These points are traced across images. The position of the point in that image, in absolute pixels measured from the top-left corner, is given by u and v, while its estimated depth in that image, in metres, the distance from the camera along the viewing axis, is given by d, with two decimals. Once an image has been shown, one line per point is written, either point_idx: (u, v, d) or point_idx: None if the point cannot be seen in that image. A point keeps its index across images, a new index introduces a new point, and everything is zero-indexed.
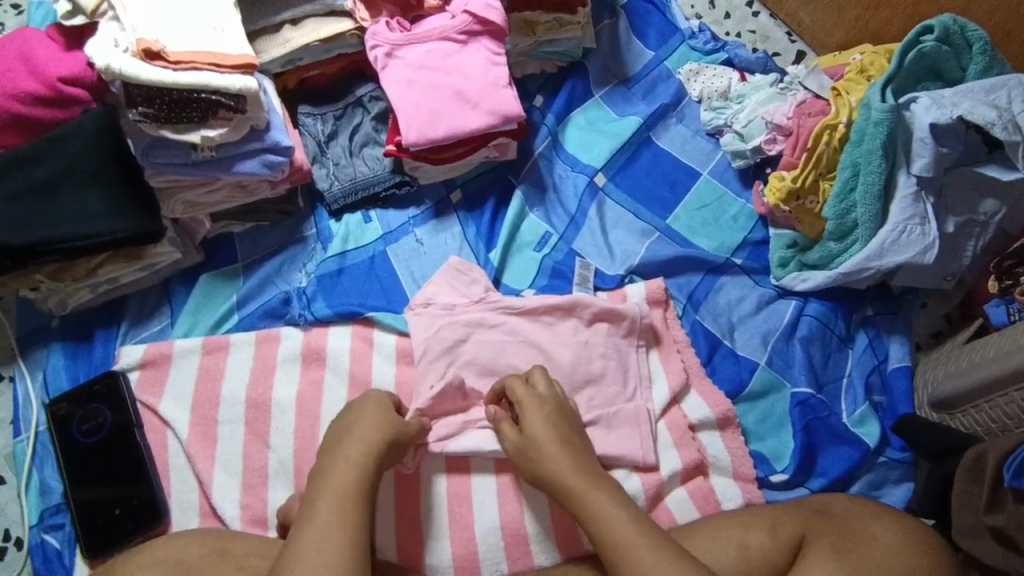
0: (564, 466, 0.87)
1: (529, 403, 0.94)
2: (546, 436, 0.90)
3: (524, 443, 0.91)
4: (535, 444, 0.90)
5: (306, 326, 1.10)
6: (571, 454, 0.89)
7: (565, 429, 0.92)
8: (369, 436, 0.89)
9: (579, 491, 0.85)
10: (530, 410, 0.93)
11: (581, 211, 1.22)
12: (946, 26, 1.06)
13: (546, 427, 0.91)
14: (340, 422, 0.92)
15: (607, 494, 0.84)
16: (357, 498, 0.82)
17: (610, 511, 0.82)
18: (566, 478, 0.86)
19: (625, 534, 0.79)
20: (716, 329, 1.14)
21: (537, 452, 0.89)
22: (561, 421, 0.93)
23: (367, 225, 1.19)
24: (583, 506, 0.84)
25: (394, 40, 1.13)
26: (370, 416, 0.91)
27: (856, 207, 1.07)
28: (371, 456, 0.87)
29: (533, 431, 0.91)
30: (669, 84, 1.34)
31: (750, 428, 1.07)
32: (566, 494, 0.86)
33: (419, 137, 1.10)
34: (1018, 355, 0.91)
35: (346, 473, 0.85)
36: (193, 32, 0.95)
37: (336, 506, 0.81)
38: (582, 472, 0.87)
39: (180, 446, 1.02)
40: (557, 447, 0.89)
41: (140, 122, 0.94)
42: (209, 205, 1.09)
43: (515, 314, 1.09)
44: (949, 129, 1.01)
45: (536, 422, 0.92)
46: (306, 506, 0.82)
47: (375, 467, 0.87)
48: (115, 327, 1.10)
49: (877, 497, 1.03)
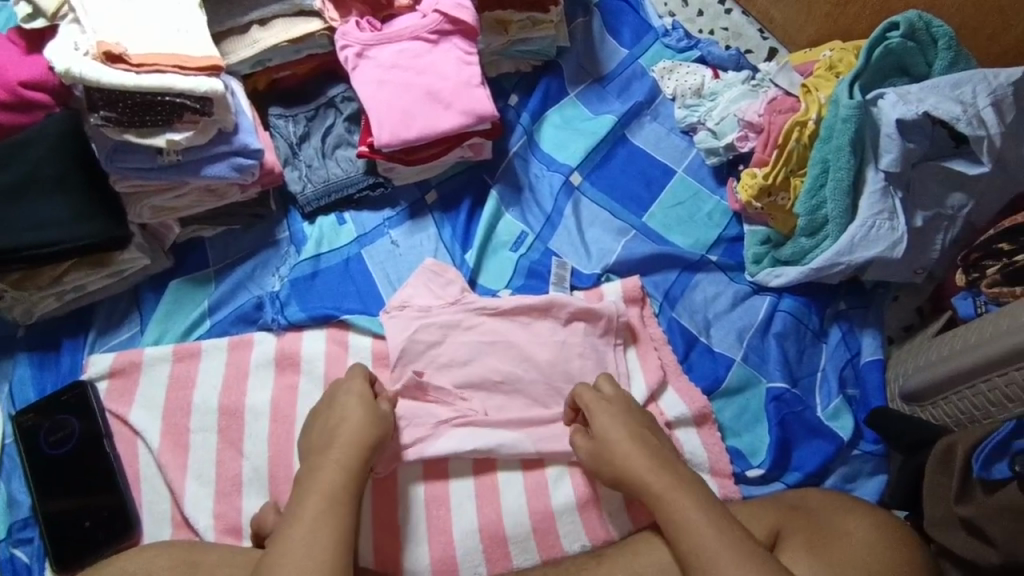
0: (642, 465, 0.87)
1: (599, 407, 0.95)
2: (620, 438, 0.90)
3: (599, 446, 0.92)
4: (611, 446, 0.90)
5: (280, 330, 1.09)
6: (646, 453, 0.88)
7: (636, 428, 0.92)
8: (350, 439, 0.89)
9: (659, 489, 0.84)
10: (602, 413, 0.94)
11: (557, 210, 1.22)
12: (911, 22, 1.06)
13: (619, 427, 0.92)
14: (327, 421, 0.93)
15: (691, 496, 0.83)
16: (343, 495, 0.84)
17: (692, 514, 0.81)
18: (645, 477, 0.86)
19: (706, 533, 0.79)
20: (692, 326, 1.14)
21: (614, 454, 0.89)
22: (632, 420, 0.93)
23: (341, 227, 1.18)
24: (664, 505, 0.83)
25: (365, 40, 1.11)
26: (357, 420, 0.92)
27: (827, 202, 1.08)
28: (355, 457, 0.88)
29: (607, 435, 0.91)
30: (643, 82, 1.34)
31: (726, 423, 1.08)
32: (646, 491, 0.85)
33: (392, 138, 1.09)
34: (984, 347, 0.91)
35: (333, 474, 0.86)
36: (156, 34, 0.93)
37: (320, 504, 0.82)
38: (659, 472, 0.86)
39: (151, 455, 1.01)
40: (634, 447, 0.89)
41: (103, 126, 0.92)
42: (178, 209, 1.07)
43: (492, 314, 1.08)
44: (915, 125, 1.02)
45: (605, 426, 0.93)
46: (292, 507, 0.83)
47: (359, 467, 0.87)
48: (83, 336, 1.08)
49: (850, 490, 1.04)
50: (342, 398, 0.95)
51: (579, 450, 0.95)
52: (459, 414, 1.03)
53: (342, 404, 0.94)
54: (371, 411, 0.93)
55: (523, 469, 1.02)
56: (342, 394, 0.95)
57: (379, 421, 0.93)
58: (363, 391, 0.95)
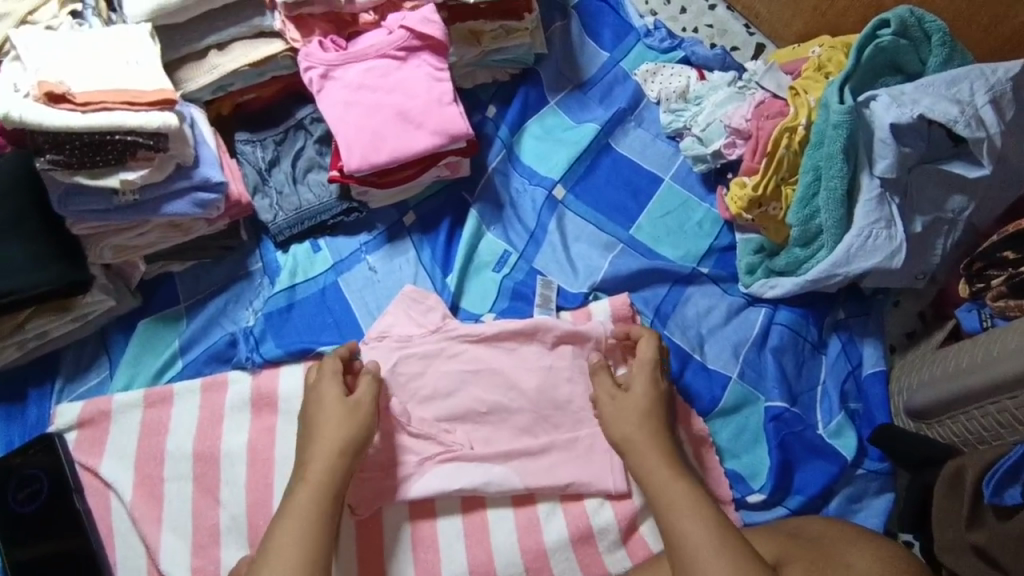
0: (656, 446, 0.91)
1: (641, 366, 0.98)
2: (637, 422, 0.93)
3: (622, 404, 0.95)
4: (630, 422, 0.93)
5: (255, 368, 1.04)
6: (657, 447, 0.91)
7: (658, 415, 0.95)
8: (319, 474, 0.87)
9: (662, 472, 0.89)
10: (640, 376, 0.97)
11: (540, 227, 1.17)
12: (903, 18, 1.01)
13: (644, 405, 0.95)
14: (305, 437, 0.92)
15: (692, 490, 0.87)
16: (319, 517, 0.84)
17: (684, 504, 0.85)
18: (654, 457, 0.90)
19: (694, 518, 0.83)
20: (685, 343, 1.09)
21: (633, 434, 0.92)
22: (660, 402, 0.96)
23: (316, 254, 1.13)
24: (660, 486, 0.87)
25: (329, 60, 1.06)
26: (336, 425, 0.91)
27: (821, 212, 1.03)
28: (327, 484, 0.86)
29: (629, 409, 0.94)
30: (626, 86, 1.29)
31: (725, 445, 1.04)
32: (649, 466, 0.90)
33: (361, 162, 1.04)
34: (995, 367, 0.86)
35: (303, 510, 0.84)
36: (104, 68, 0.88)
37: (296, 531, 0.83)
38: (668, 462, 0.90)
39: (124, 508, 0.97)
40: (654, 427, 0.93)
41: (50, 170, 0.87)
42: (142, 247, 1.02)
43: (475, 341, 1.03)
44: (910, 127, 0.96)
45: (640, 390, 0.96)
46: (269, 530, 0.84)
47: (334, 489, 0.86)
48: (49, 384, 1.04)
49: (855, 511, 1.00)
50: (324, 400, 0.93)
51: (596, 387, 0.98)
52: (445, 450, 0.98)
53: (321, 408, 0.92)
54: (348, 413, 0.91)
55: (513, 504, 0.98)
56: (319, 405, 0.93)
57: (356, 423, 0.91)
58: (337, 396, 0.93)
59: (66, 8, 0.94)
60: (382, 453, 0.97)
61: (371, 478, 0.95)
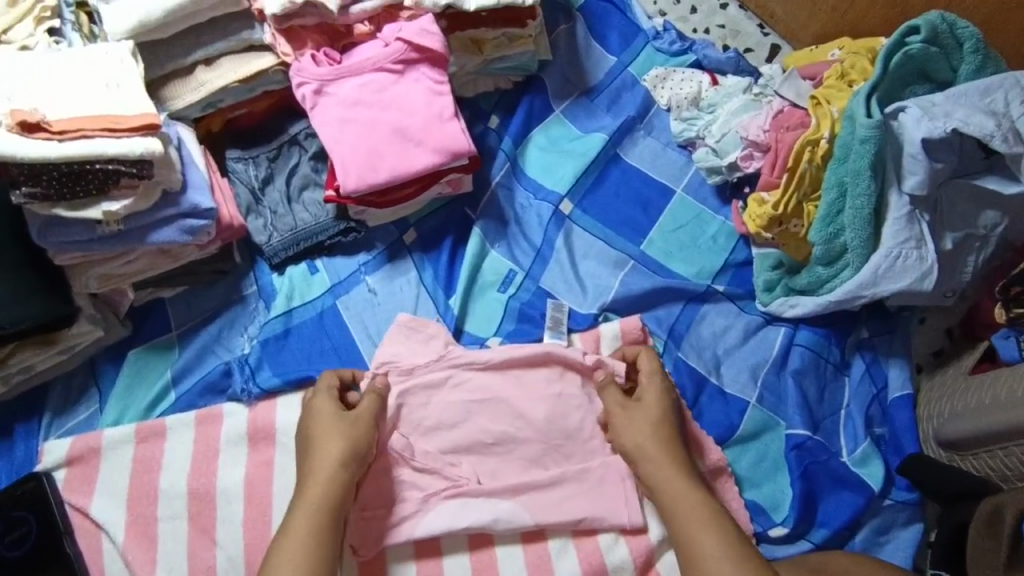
0: (669, 457, 0.88)
1: (651, 376, 0.94)
2: (650, 431, 0.90)
3: (634, 413, 0.91)
4: (642, 432, 0.89)
5: (251, 401, 0.99)
6: (671, 456, 0.88)
7: (671, 423, 0.91)
8: (319, 499, 0.82)
9: (676, 485, 0.85)
10: (652, 384, 0.93)
11: (547, 243, 1.11)
12: (934, 24, 0.95)
13: (657, 413, 0.91)
14: (306, 449, 0.87)
15: (707, 504, 0.84)
16: (324, 536, 0.80)
17: (699, 519, 0.82)
18: (667, 469, 0.87)
19: (710, 533, 0.81)
20: (701, 366, 1.03)
21: (645, 444, 0.89)
22: (671, 409, 0.92)
23: (313, 276, 1.07)
24: (674, 499, 0.84)
25: (323, 75, 1.00)
26: (336, 444, 0.86)
27: (845, 230, 0.97)
28: (328, 502, 0.82)
29: (642, 417, 0.91)
30: (635, 92, 1.23)
31: (744, 474, 0.99)
32: (663, 478, 0.86)
33: (359, 182, 0.99)
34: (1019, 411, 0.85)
35: (302, 535, 0.79)
36: (84, 95, 0.85)
37: (301, 551, 0.78)
38: (682, 474, 0.87)
39: (116, 550, 0.93)
40: (667, 437, 0.89)
41: (27, 203, 0.83)
42: (129, 275, 0.97)
43: (481, 369, 0.98)
44: (942, 142, 0.91)
45: (651, 397, 0.92)
46: (273, 547, 0.80)
47: (335, 506, 0.82)
48: (37, 420, 1.00)
49: (883, 544, 0.95)
50: (322, 417, 0.89)
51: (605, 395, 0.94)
52: (450, 484, 0.94)
53: (321, 423, 0.88)
54: (350, 429, 0.87)
55: (523, 541, 0.93)
56: (315, 420, 0.89)
57: (358, 433, 0.87)
58: (333, 410, 0.89)
59: (42, 25, 0.91)
60: (385, 488, 0.92)
61: (375, 516, 0.91)
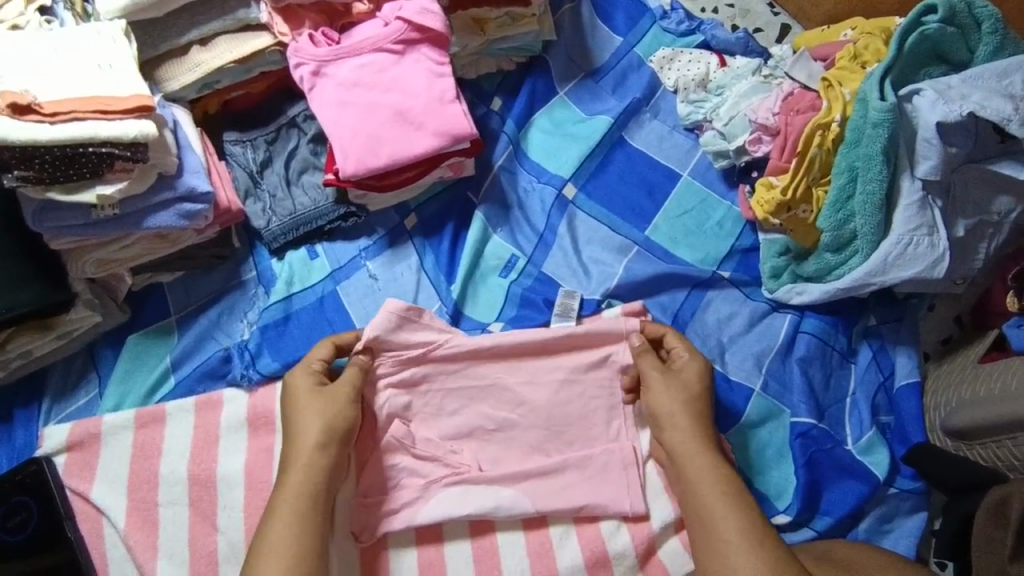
0: (698, 433, 0.87)
1: (693, 355, 0.93)
2: (682, 404, 0.89)
3: (668, 383, 0.90)
4: (675, 402, 0.89)
5: (251, 386, 0.99)
6: (700, 431, 0.87)
7: (705, 399, 0.90)
8: (299, 484, 0.82)
9: (701, 463, 0.85)
10: (692, 359, 0.92)
11: (550, 229, 1.09)
12: (952, 4, 0.92)
13: (695, 388, 0.90)
14: (286, 430, 0.88)
15: (732, 486, 0.83)
16: (310, 515, 0.81)
17: (720, 500, 0.82)
18: (694, 445, 0.86)
19: (730, 515, 0.81)
20: (706, 352, 1.02)
21: (677, 413, 0.88)
22: (706, 386, 0.91)
23: (313, 261, 1.06)
24: (696, 478, 0.84)
25: (321, 56, 0.98)
26: (311, 412, 0.87)
27: (855, 216, 0.95)
28: (308, 485, 0.82)
29: (678, 388, 0.90)
30: (641, 74, 1.20)
31: (748, 462, 0.97)
32: (689, 454, 0.86)
33: (358, 166, 0.97)
34: None
35: (288, 517, 0.80)
36: (76, 76, 0.83)
37: (286, 531, 0.79)
38: (710, 452, 0.86)
39: (118, 535, 0.92)
40: (699, 413, 0.89)
41: (20, 186, 0.82)
42: (126, 260, 0.96)
43: (481, 357, 0.97)
44: (958, 126, 0.90)
45: (687, 371, 0.91)
46: (262, 523, 0.81)
47: (320, 484, 0.83)
48: (36, 405, 0.99)
49: (886, 532, 0.95)
50: (320, 397, 0.88)
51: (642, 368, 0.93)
52: (451, 472, 0.93)
53: (324, 399, 0.88)
54: (330, 401, 0.88)
55: (525, 527, 0.92)
56: (292, 398, 0.89)
57: (337, 410, 0.87)
58: (311, 387, 0.89)
59: (33, 5, 0.90)
60: (385, 475, 0.92)
61: (375, 502, 0.91)
